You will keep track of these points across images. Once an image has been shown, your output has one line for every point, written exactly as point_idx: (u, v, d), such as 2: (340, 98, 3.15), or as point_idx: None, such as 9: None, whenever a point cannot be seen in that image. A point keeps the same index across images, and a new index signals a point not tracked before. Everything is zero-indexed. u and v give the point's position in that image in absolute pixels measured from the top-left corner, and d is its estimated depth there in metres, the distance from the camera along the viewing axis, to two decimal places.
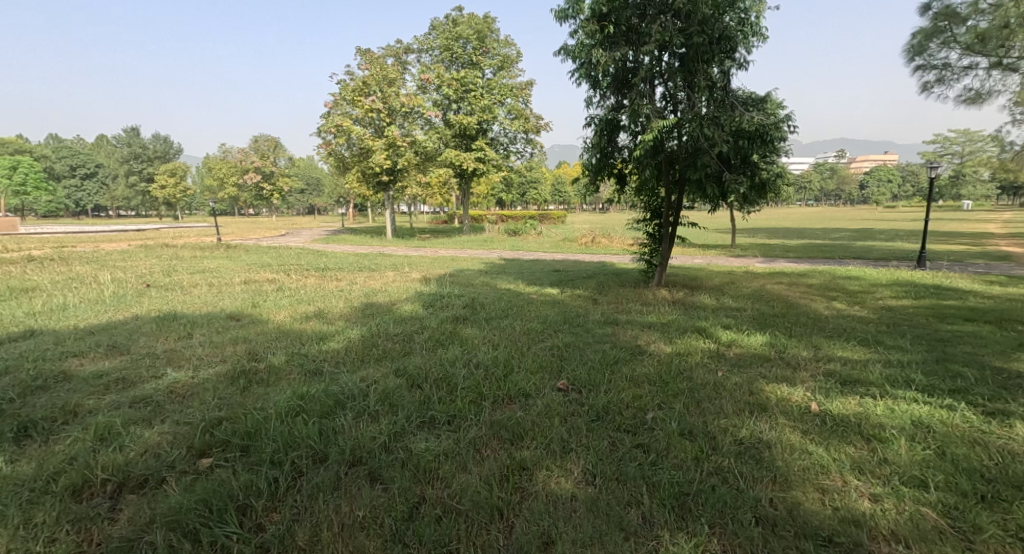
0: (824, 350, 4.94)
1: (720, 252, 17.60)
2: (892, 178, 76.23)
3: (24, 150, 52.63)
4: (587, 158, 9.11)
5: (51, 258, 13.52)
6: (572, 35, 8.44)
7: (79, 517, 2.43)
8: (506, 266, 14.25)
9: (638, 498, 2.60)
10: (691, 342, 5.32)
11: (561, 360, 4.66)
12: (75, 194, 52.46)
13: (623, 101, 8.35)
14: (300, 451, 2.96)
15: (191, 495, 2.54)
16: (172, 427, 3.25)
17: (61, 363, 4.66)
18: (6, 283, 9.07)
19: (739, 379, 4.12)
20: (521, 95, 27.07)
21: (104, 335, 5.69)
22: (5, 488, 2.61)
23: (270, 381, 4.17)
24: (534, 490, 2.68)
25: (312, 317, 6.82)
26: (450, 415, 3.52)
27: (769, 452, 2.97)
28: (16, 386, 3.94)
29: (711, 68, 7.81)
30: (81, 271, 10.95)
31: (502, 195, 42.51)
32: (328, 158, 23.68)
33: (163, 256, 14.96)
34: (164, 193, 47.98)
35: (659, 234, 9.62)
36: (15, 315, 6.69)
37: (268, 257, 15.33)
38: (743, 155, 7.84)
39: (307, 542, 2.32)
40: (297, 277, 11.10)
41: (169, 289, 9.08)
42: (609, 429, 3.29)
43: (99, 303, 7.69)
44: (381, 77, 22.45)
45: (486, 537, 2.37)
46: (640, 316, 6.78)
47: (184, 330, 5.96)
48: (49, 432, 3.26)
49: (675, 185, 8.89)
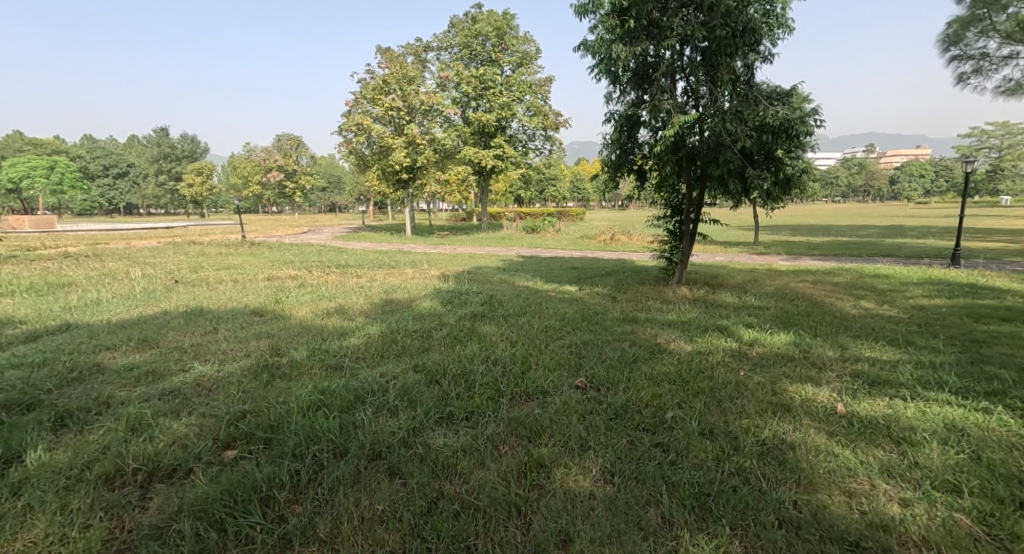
0: (851, 350, 4.81)
1: (743, 249, 17.25)
2: (924, 173, 73.74)
3: (60, 150, 54.57)
4: (606, 155, 9.02)
5: (87, 255, 14.03)
6: (592, 30, 8.36)
7: (111, 505, 2.51)
8: (524, 263, 14.25)
9: (657, 498, 2.57)
10: (712, 341, 5.23)
11: (579, 358, 4.63)
12: (108, 193, 54.36)
13: (643, 97, 8.25)
14: (321, 445, 3.01)
15: (216, 485, 2.60)
16: (198, 420, 3.33)
17: (94, 355, 4.83)
18: (44, 278, 9.44)
19: (761, 378, 4.04)
20: (540, 91, 26.99)
21: (135, 330, 5.87)
22: (42, 475, 2.70)
23: (292, 376, 4.24)
24: (552, 487, 2.67)
25: (333, 313, 6.92)
26: (468, 412, 3.53)
27: (793, 453, 2.91)
28: (53, 378, 4.09)
29: (734, 62, 7.65)
30: (113, 267, 11.34)
31: (520, 192, 42.45)
32: (349, 156, 23.99)
33: (190, 253, 15.38)
34: (191, 191, 49.24)
35: (680, 231, 9.49)
36: (52, 309, 6.95)
37: (291, 254, 15.61)
38: (767, 151, 7.66)
39: (328, 535, 2.36)
40: (319, 273, 11.29)
41: (196, 284, 9.34)
42: (628, 428, 3.26)
43: (130, 298, 7.94)
44: (401, 75, 22.62)
45: (504, 533, 2.37)
46: (660, 314, 6.70)
47: (210, 325, 6.11)
48: (84, 422, 3.37)
49: (696, 181, 8.75)
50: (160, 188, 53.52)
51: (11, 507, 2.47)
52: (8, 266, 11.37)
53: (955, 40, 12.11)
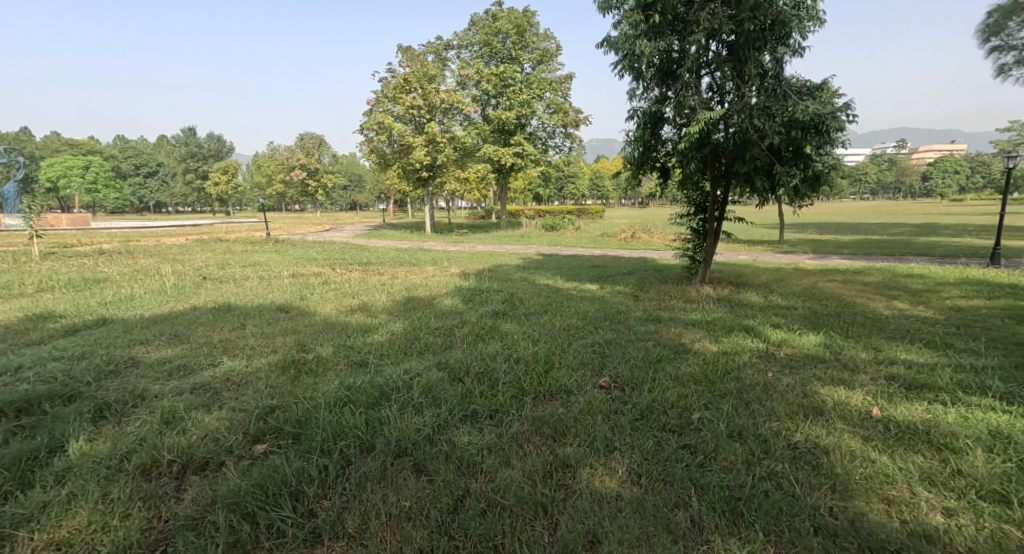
0: (886, 351, 4.67)
1: (768, 247, 16.89)
2: (960, 168, 71.03)
3: (93, 151, 56.38)
4: (630, 151, 8.92)
5: (119, 252, 14.43)
6: (615, 25, 8.26)
7: (148, 496, 2.58)
8: (544, 261, 14.17)
9: (686, 500, 2.53)
10: (738, 341, 5.13)
11: (602, 357, 4.60)
12: (139, 191, 56.07)
13: (668, 93, 8.13)
14: (348, 441, 3.05)
15: (247, 479, 2.66)
16: (229, 414, 3.41)
17: (129, 349, 4.99)
18: (79, 274, 9.76)
19: (791, 380, 3.94)
20: (560, 88, 26.89)
21: (167, 325, 6.03)
22: (84, 464, 2.80)
23: (318, 371, 4.32)
24: (578, 488, 2.65)
25: (356, 309, 7.02)
26: (492, 409, 3.53)
27: (827, 458, 2.83)
28: (92, 371, 4.24)
29: (762, 56, 7.49)
30: (144, 264, 11.66)
31: (538, 190, 42.29)
32: (370, 154, 24.05)
33: (217, 250, 15.75)
34: (218, 190, 50.39)
35: (704, 229, 9.35)
36: (89, 304, 7.19)
37: (314, 252, 15.81)
38: (795, 147, 7.46)
39: (356, 530, 2.39)
40: (342, 270, 11.45)
41: (224, 281, 9.54)
42: (653, 429, 3.22)
43: (161, 294, 8.17)
44: (422, 74, 22.72)
45: (531, 533, 2.37)
46: (683, 314, 6.61)
47: (238, 321, 6.25)
48: (121, 414, 3.48)
49: (721, 179, 8.59)
50: (187, 186, 54.61)
51: (55, 495, 2.55)
52: (46, 262, 11.78)
53: (996, 30, 11.61)
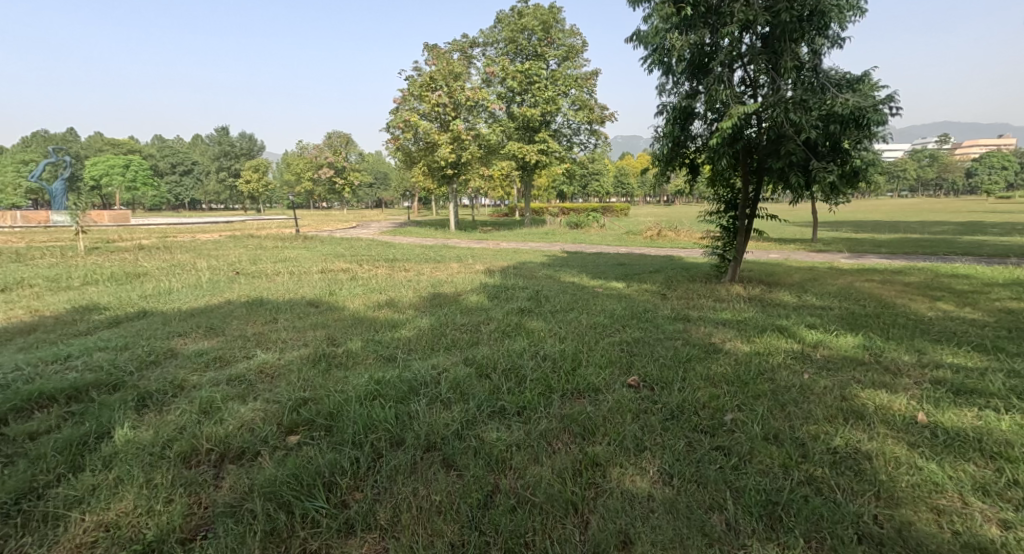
0: (930, 355, 4.48)
1: (800, 246, 16.42)
2: (1007, 165, 67.65)
3: (132, 150, 58.54)
4: (658, 148, 8.79)
5: (157, 247, 14.92)
6: (645, 19, 8.14)
7: (189, 482, 2.66)
8: (569, 259, 14.02)
9: (720, 503, 2.48)
10: (771, 342, 5.00)
11: (631, 356, 4.53)
12: (175, 189, 58.06)
13: (699, 87, 7.97)
14: (378, 434, 3.09)
15: (283, 469, 2.72)
16: (263, 405, 3.49)
17: (169, 341, 5.17)
18: (121, 268, 10.17)
19: (828, 382, 3.81)
20: (585, 85, 26.76)
21: (203, 318, 6.22)
22: (129, 450, 2.90)
23: (348, 365, 4.40)
24: (609, 487, 2.62)
25: (383, 305, 7.12)
26: (520, 406, 3.53)
27: (870, 464, 2.73)
28: (134, 360, 4.42)
29: (799, 48, 7.27)
30: (181, 259, 12.05)
31: (562, 188, 42.07)
32: (396, 152, 24.24)
33: (249, 246, 16.19)
34: (249, 188, 51.69)
35: (735, 227, 9.14)
36: (131, 297, 7.47)
37: (342, 248, 16.06)
38: (833, 142, 7.22)
39: (388, 522, 2.41)
40: (369, 267, 11.61)
41: (255, 276, 9.79)
42: (684, 429, 3.16)
43: (197, 288, 8.43)
44: (448, 72, 22.86)
45: (561, 531, 2.35)
46: (713, 313, 6.46)
47: (270, 315, 6.41)
48: (162, 403, 3.60)
49: (753, 175, 8.36)
50: (220, 184, 56.14)
51: (104, 479, 2.66)
52: (90, 257, 12.29)
53: None
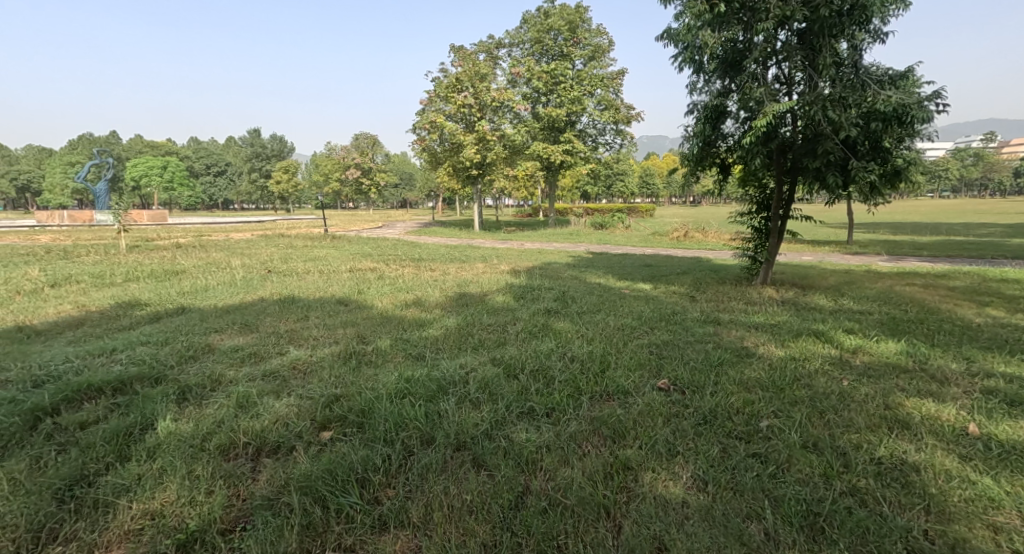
0: (979, 363, 4.27)
1: (835, 248, 15.92)
2: None
3: (170, 152, 60.77)
4: (688, 148, 8.62)
5: (193, 245, 15.45)
6: (677, 17, 8.04)
7: (228, 475, 2.74)
8: (595, 260, 13.92)
9: (758, 511, 2.41)
10: (807, 347, 4.85)
11: (660, 359, 4.46)
12: (209, 190, 59.90)
13: (731, 85, 7.81)
14: (410, 432, 3.11)
15: (318, 464, 2.76)
16: (296, 401, 3.56)
17: (206, 337, 5.33)
18: (160, 266, 10.55)
19: (869, 390, 3.67)
20: (611, 85, 26.58)
21: (238, 315, 6.41)
22: (170, 442, 3.00)
23: (377, 363, 4.46)
24: (641, 491, 2.59)
25: (411, 304, 7.21)
26: (549, 407, 3.51)
27: (917, 476, 2.62)
28: (174, 355, 4.58)
29: (837, 44, 7.05)
30: (215, 257, 12.42)
31: (586, 188, 41.74)
32: (422, 153, 24.50)
33: (280, 245, 16.58)
34: (280, 188, 53.04)
35: (767, 228, 8.93)
36: (169, 294, 7.75)
37: (369, 248, 16.29)
38: (873, 141, 6.97)
39: (420, 520, 2.43)
40: (396, 266, 11.76)
41: (286, 275, 10.02)
42: (718, 434, 3.09)
43: (231, 285, 8.68)
44: (474, 73, 22.94)
45: (594, 535, 2.33)
46: (745, 316, 6.30)
47: (302, 312, 6.56)
48: (201, 397, 3.72)
49: (787, 175, 8.11)
50: (252, 185, 57.78)
51: (149, 469, 2.75)
52: (131, 255, 12.78)
53: None
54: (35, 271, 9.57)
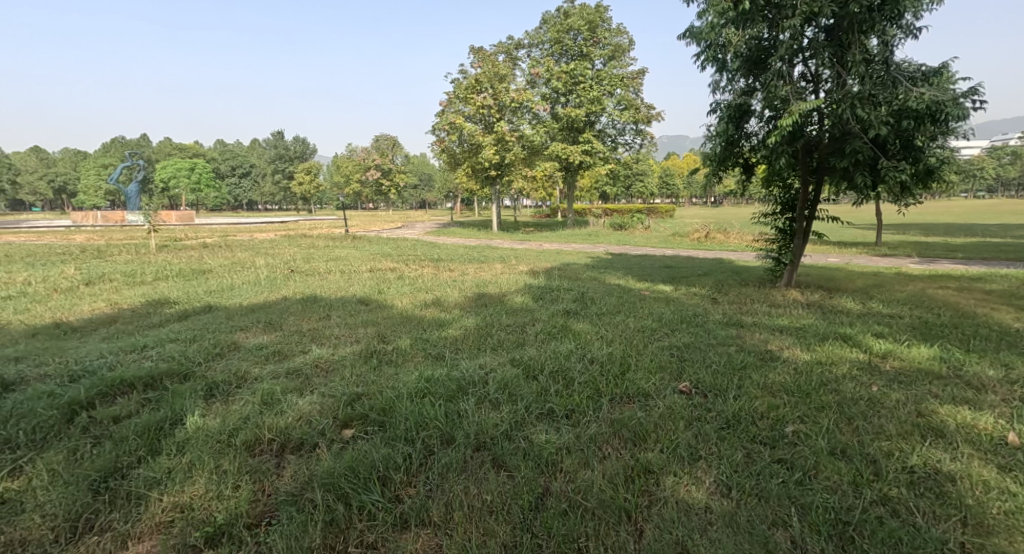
0: (1018, 369, 4.11)
1: (864, 250, 15.51)
2: None
3: (197, 155, 62.35)
4: (710, 148, 8.49)
5: (218, 245, 15.83)
6: (700, 16, 7.94)
7: (254, 470, 2.79)
8: (615, 261, 13.80)
9: (785, 519, 2.36)
10: (834, 350, 4.73)
11: (682, 361, 4.40)
12: (235, 191, 61.26)
13: (755, 84, 7.68)
14: (430, 432, 3.13)
15: (340, 461, 2.80)
16: (319, 399, 3.62)
17: (231, 335, 5.45)
18: (187, 265, 10.84)
19: (901, 396, 3.56)
20: (631, 85, 26.36)
21: (262, 313, 6.54)
22: (199, 437, 3.07)
23: (397, 362, 4.50)
24: (663, 495, 2.56)
25: (430, 304, 7.26)
26: (569, 409, 3.50)
27: (952, 486, 2.53)
28: (202, 352, 4.71)
29: (867, 40, 6.87)
30: (240, 257, 12.70)
31: (605, 189, 41.45)
32: (441, 154, 24.67)
33: (302, 245, 16.88)
34: (302, 189, 53.94)
35: (792, 229, 8.74)
36: (197, 293, 7.96)
37: (389, 248, 16.47)
38: (904, 139, 6.77)
39: (441, 519, 2.44)
40: (415, 266, 11.85)
41: (309, 274, 10.19)
42: (742, 439, 3.03)
43: (256, 284, 8.86)
44: (493, 74, 22.98)
45: (615, 538, 2.30)
46: (769, 319, 6.16)
47: (324, 311, 6.66)
48: (228, 393, 3.80)
49: (813, 175, 7.93)
50: (276, 186, 58.92)
51: (178, 463, 2.82)
52: (160, 254, 13.16)
53: None
54: (70, 270, 9.93)
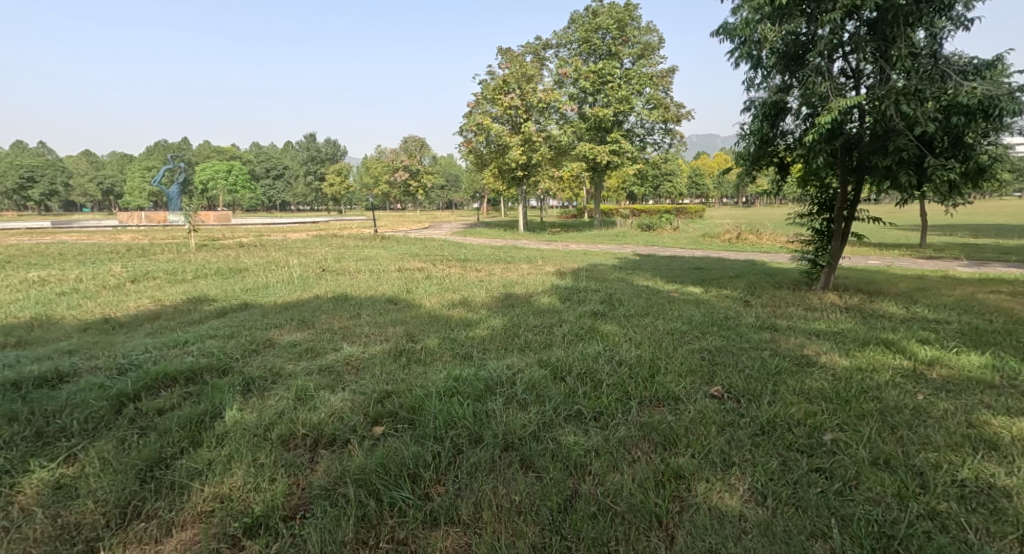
0: None
1: (906, 252, 14.86)
2: None
3: (234, 157, 64.49)
4: (744, 147, 8.28)
5: (253, 244, 16.34)
6: (735, 12, 7.77)
7: (289, 464, 2.87)
8: (643, 262, 13.62)
9: (825, 531, 2.28)
10: (875, 356, 4.55)
11: (713, 365, 4.31)
12: (269, 192, 63.08)
13: (792, 81, 7.45)
14: (458, 431, 3.15)
15: (371, 458, 2.85)
16: (350, 396, 3.69)
17: (267, 332, 5.62)
18: (225, 264, 11.22)
19: (949, 406, 3.39)
20: (661, 83, 25.99)
21: (295, 311, 6.72)
22: (237, 430, 3.18)
23: (426, 361, 4.55)
24: (695, 501, 2.51)
25: (458, 303, 7.32)
26: (597, 411, 3.46)
27: (1007, 502, 2.40)
28: (239, 348, 4.86)
29: (914, 33, 6.57)
30: (274, 256, 13.07)
31: (633, 189, 40.91)
32: (468, 155, 24.87)
33: (332, 244, 17.27)
34: (333, 190, 55.14)
35: (830, 230, 8.45)
36: (234, 291, 8.23)
37: (417, 248, 16.68)
38: (953, 136, 6.45)
39: (470, 518, 2.46)
40: (442, 266, 11.95)
41: (339, 274, 10.41)
42: (777, 447, 2.95)
43: (289, 283, 9.11)
44: (521, 75, 22.98)
45: (646, 544, 2.27)
46: (805, 323, 5.97)
47: (354, 310, 6.78)
48: (264, 388, 3.92)
49: (853, 174, 7.64)
50: (308, 187, 60.47)
51: (218, 455, 2.92)
52: (199, 253, 13.66)
53: None
54: (118, 268, 10.41)
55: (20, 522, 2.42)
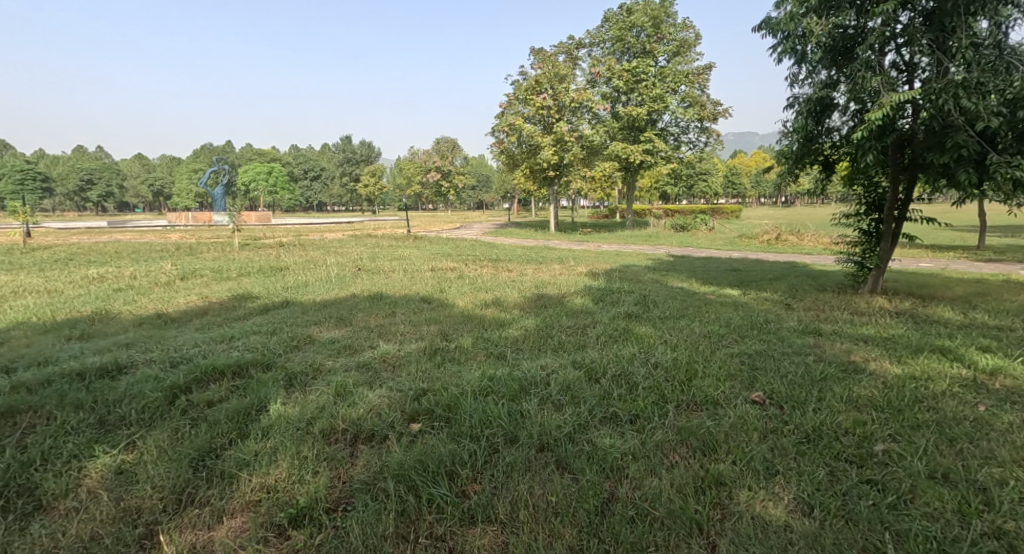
0: None
1: (963, 254, 14.03)
2: None
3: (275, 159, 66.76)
4: (787, 145, 8.00)
5: (292, 244, 16.85)
6: (778, 5, 7.53)
7: (330, 457, 2.95)
8: (678, 263, 13.37)
9: (877, 545, 2.18)
10: (930, 364, 4.32)
11: (753, 370, 4.17)
12: (307, 193, 64.95)
13: (839, 76, 7.15)
14: (494, 430, 3.16)
15: (410, 454, 2.89)
16: (387, 393, 3.75)
17: (307, 329, 5.79)
18: (266, 263, 11.63)
19: (1015, 419, 3.18)
20: (696, 81, 25.51)
21: (333, 309, 6.89)
22: (281, 423, 3.28)
23: (461, 360, 4.58)
24: (737, 509, 2.44)
25: (490, 303, 7.35)
26: (634, 414, 3.41)
27: None
28: (281, 344, 5.03)
29: (975, 22, 6.20)
30: (312, 255, 13.45)
31: (667, 189, 40.16)
32: (500, 155, 25.00)
33: (367, 244, 17.67)
34: (367, 191, 56.27)
35: (879, 231, 8.06)
36: (275, 289, 8.51)
37: (449, 248, 16.86)
38: (1018, 131, 6.06)
39: (507, 517, 2.47)
40: (474, 266, 12.02)
41: (374, 273, 10.63)
42: (824, 456, 2.83)
43: (326, 282, 9.35)
44: (553, 74, 22.91)
45: (687, 550, 2.23)
46: (851, 327, 5.72)
47: (389, 309, 6.90)
48: (305, 383, 4.04)
49: (905, 172, 7.27)
50: (344, 188, 61.99)
51: (263, 447, 3.03)
52: (242, 252, 14.20)
53: None
54: (167, 265, 10.91)
55: (88, 504, 2.58)
